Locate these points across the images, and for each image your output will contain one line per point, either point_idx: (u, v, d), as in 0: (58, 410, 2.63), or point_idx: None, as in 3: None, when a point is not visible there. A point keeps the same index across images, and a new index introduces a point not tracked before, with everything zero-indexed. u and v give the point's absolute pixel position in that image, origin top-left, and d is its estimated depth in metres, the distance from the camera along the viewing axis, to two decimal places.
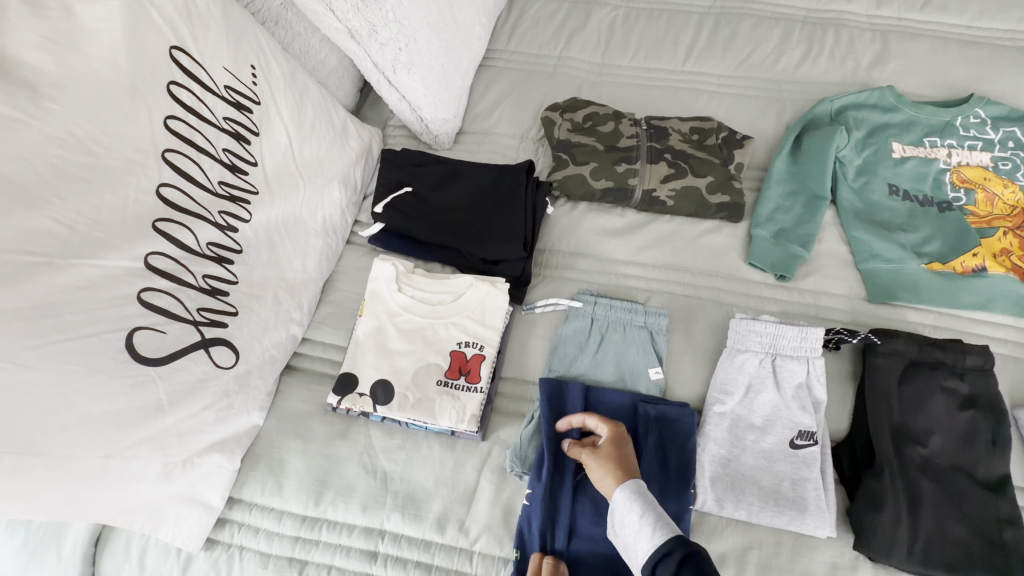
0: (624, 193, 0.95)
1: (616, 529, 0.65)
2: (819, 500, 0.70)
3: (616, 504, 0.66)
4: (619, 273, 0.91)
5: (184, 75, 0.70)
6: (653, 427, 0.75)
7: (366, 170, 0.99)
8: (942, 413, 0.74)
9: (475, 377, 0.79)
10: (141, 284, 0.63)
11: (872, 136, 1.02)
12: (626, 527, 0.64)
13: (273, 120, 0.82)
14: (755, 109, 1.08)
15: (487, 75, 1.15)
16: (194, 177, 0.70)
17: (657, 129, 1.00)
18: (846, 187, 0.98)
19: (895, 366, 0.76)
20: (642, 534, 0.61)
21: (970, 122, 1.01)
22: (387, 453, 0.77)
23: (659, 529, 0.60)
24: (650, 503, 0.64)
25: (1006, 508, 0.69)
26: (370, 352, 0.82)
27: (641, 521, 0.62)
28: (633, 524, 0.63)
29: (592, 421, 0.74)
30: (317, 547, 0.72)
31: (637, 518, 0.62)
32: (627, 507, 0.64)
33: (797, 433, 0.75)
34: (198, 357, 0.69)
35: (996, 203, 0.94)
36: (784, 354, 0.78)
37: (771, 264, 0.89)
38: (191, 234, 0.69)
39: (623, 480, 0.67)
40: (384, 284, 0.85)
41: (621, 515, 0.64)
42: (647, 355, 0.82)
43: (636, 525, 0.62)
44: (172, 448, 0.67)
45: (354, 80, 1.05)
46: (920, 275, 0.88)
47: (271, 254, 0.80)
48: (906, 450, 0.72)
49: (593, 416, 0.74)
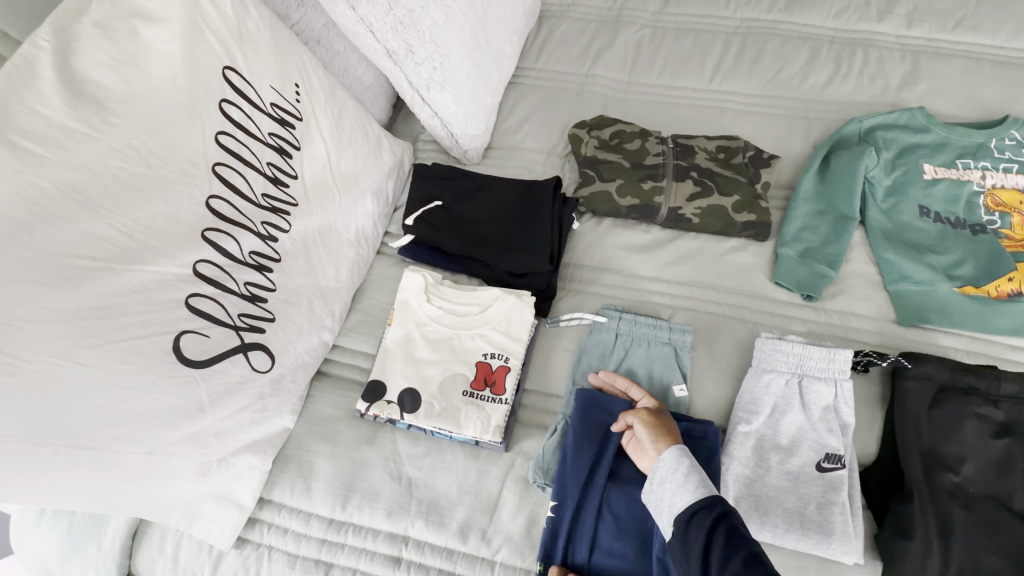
0: (650, 210, 0.96)
1: (654, 483, 0.68)
2: (845, 525, 0.69)
3: (661, 462, 0.68)
4: (644, 289, 0.92)
5: (234, 93, 0.74)
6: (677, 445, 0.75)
7: (398, 183, 1.02)
8: (975, 441, 0.73)
9: (500, 388, 0.80)
10: (188, 290, 0.66)
11: (902, 157, 1.01)
12: (665, 483, 0.67)
13: (314, 136, 0.86)
14: (782, 128, 1.08)
15: (515, 92, 1.18)
16: (240, 189, 0.74)
17: (683, 148, 1.01)
18: (875, 208, 0.97)
19: (926, 391, 0.75)
20: (683, 489, 0.64)
21: (1005, 144, 1.00)
22: (412, 460, 0.79)
23: (701, 485, 0.64)
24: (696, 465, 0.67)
25: None
26: (398, 361, 0.84)
27: (684, 479, 0.65)
28: (674, 480, 0.66)
29: (635, 391, 0.79)
30: (343, 550, 0.74)
31: (682, 474, 0.66)
32: (671, 462, 0.67)
33: (824, 456, 0.74)
34: (237, 360, 0.72)
35: None
36: (811, 375, 0.78)
37: (798, 283, 0.89)
38: (235, 243, 0.72)
39: (670, 442, 0.70)
40: (413, 294, 0.87)
41: (662, 472, 0.67)
42: (671, 371, 0.82)
43: (678, 480, 0.65)
44: (210, 447, 0.70)
45: (388, 96, 1.09)
46: (952, 298, 0.87)
47: (307, 262, 0.83)
48: (937, 476, 0.71)
49: (638, 388, 0.79)
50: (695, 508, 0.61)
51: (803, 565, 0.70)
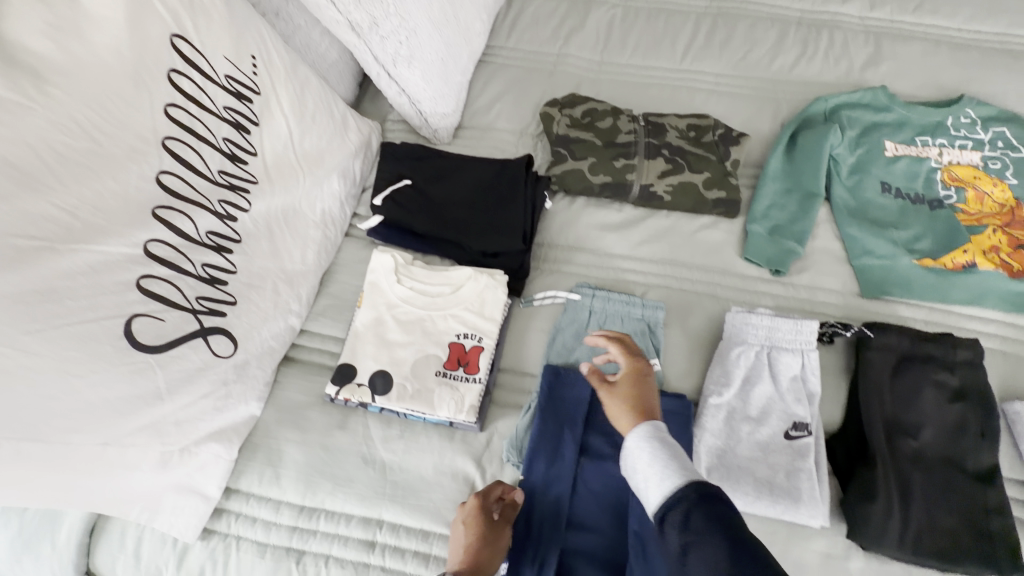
0: (622, 189, 0.96)
1: (629, 472, 0.61)
2: (812, 491, 0.71)
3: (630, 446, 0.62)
4: (617, 267, 0.92)
5: (185, 64, 0.70)
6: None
7: (366, 163, 0.99)
8: (934, 406, 0.75)
9: (474, 368, 0.79)
10: (142, 272, 0.63)
11: (865, 135, 1.03)
12: (637, 472, 0.59)
13: (273, 111, 0.82)
14: (751, 108, 1.09)
15: (486, 71, 1.15)
16: (194, 165, 0.70)
17: (655, 126, 1.01)
18: (840, 185, 0.99)
19: (888, 360, 0.77)
20: (653, 481, 0.56)
21: (961, 122, 1.03)
22: (385, 443, 0.77)
23: (670, 477, 0.55)
24: (669, 449, 0.59)
25: (995, 499, 0.70)
26: (369, 344, 0.81)
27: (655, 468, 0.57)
28: (644, 470, 0.58)
29: (613, 349, 0.71)
30: (315, 536, 0.72)
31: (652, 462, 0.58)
32: (642, 445, 0.60)
33: (792, 425, 0.76)
34: (196, 345, 0.69)
35: (986, 202, 0.96)
36: (779, 346, 0.80)
37: (766, 259, 0.90)
38: (191, 222, 0.69)
39: (640, 422, 0.63)
40: (383, 275, 0.85)
41: (634, 460, 0.60)
42: (644, 347, 0.83)
43: (647, 470, 0.57)
44: (170, 437, 0.67)
45: (354, 73, 1.05)
46: (912, 270, 0.89)
47: (271, 244, 0.80)
48: (898, 441, 0.73)
49: (618, 346, 0.71)
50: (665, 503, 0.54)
51: (773, 531, 0.71)
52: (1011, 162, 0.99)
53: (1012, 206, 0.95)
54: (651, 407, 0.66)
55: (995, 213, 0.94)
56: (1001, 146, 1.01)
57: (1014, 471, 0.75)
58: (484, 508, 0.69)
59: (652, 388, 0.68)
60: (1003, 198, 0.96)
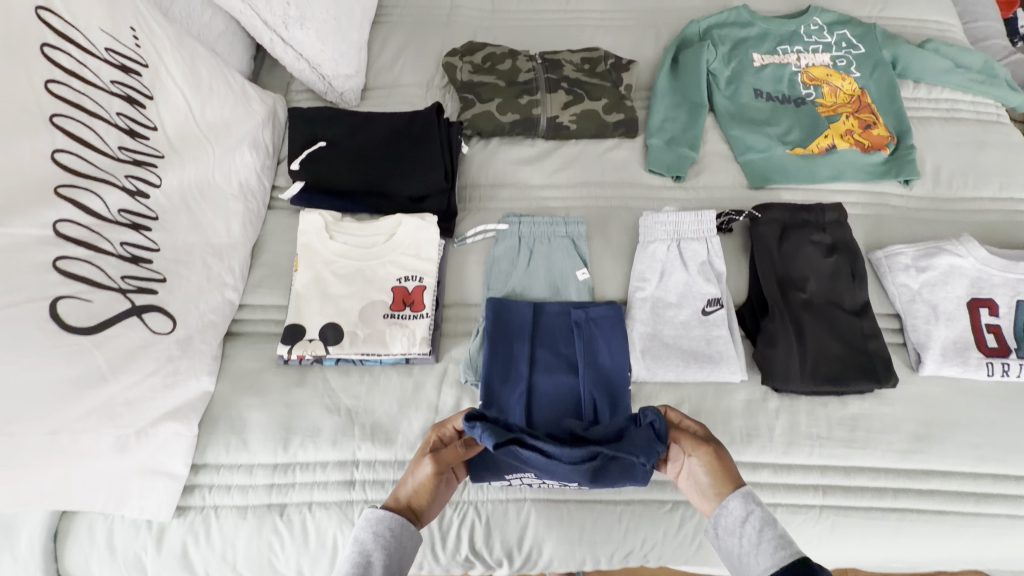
0: (531, 123, 1.02)
1: (723, 535, 0.58)
2: (730, 351, 0.83)
3: (724, 510, 0.59)
4: (538, 197, 0.99)
5: (56, 36, 0.65)
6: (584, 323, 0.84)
7: (275, 133, 0.98)
8: (815, 263, 0.89)
9: (420, 305, 0.83)
10: (56, 253, 0.61)
11: (735, 50, 1.15)
12: (734, 533, 0.57)
13: (165, 84, 0.79)
14: (635, 36, 1.18)
15: (383, 30, 1.16)
16: (91, 143, 0.67)
17: (551, 62, 1.07)
18: (720, 95, 1.11)
19: (774, 231, 0.90)
20: (760, 551, 0.53)
21: (811, 29, 1.18)
22: (347, 390, 0.80)
23: None
24: None
25: (869, 325, 0.85)
26: (313, 301, 0.83)
27: (372, 551, 0.55)
28: None
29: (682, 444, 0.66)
30: (294, 488, 0.74)
31: (352, 552, 0.55)
32: (746, 510, 0.57)
33: (706, 302, 0.87)
34: (132, 324, 0.68)
35: (838, 94, 1.11)
36: (686, 238, 0.90)
37: (667, 167, 1.00)
38: (99, 200, 0.67)
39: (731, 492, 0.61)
40: (315, 235, 0.86)
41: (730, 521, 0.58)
42: (573, 259, 0.90)
43: None
44: (122, 418, 0.67)
45: (246, 44, 1.02)
46: (787, 158, 1.03)
47: (191, 219, 0.79)
48: (790, 295, 0.86)
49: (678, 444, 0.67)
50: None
51: (704, 391, 0.83)
52: (853, 58, 1.15)
53: (859, 96, 1.11)
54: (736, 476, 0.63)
55: (847, 103, 1.10)
56: (845, 46, 1.16)
57: (884, 307, 0.91)
58: (439, 460, 0.65)
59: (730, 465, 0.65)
60: (851, 89, 1.12)
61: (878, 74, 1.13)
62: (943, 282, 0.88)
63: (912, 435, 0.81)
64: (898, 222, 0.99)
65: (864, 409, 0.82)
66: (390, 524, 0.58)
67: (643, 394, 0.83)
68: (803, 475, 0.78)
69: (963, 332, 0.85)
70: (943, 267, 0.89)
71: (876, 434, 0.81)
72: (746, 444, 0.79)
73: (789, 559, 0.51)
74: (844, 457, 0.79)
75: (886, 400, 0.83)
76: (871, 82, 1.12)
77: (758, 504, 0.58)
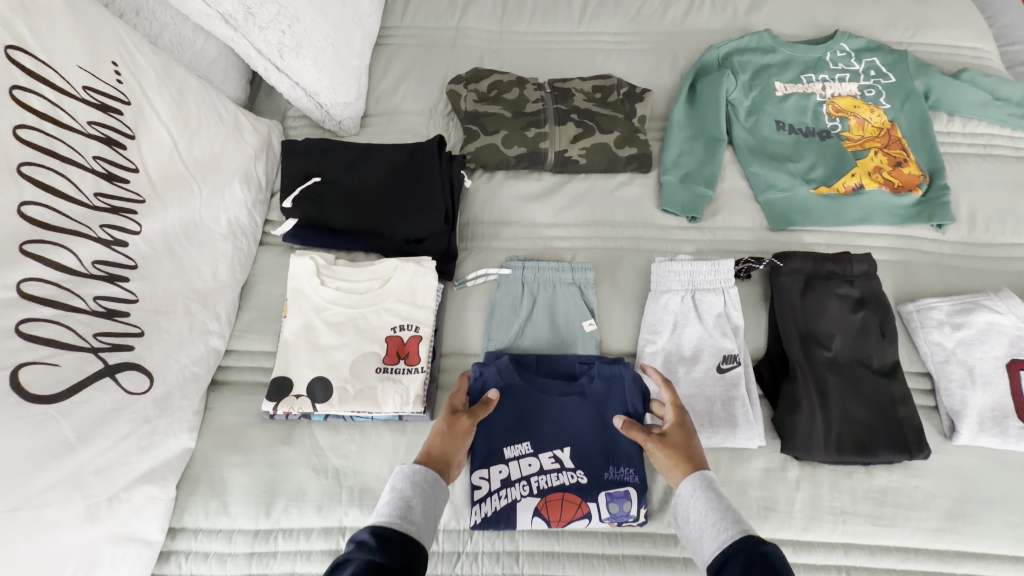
0: (538, 157, 0.96)
1: (679, 521, 0.62)
2: (747, 414, 0.77)
3: (680, 497, 0.62)
4: (543, 236, 0.93)
5: (28, 77, 0.61)
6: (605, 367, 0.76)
7: (269, 165, 0.93)
8: (840, 318, 0.82)
9: (415, 358, 0.78)
10: (20, 316, 0.57)
11: (757, 78, 1.08)
12: (691, 519, 0.60)
13: (149, 121, 0.74)
14: (651, 62, 1.12)
15: (385, 53, 1.11)
16: (63, 191, 0.63)
17: (561, 91, 1.01)
18: (740, 127, 1.04)
19: (797, 282, 0.84)
20: (709, 532, 0.57)
21: (838, 56, 1.10)
22: (336, 449, 0.75)
23: None
24: None
25: (899, 389, 0.79)
26: (302, 352, 0.78)
27: (411, 499, 0.57)
28: None
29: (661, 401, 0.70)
30: (275, 557, 0.70)
31: (387, 498, 0.57)
32: (695, 492, 0.61)
33: (722, 358, 0.81)
34: (104, 385, 0.63)
35: (866, 127, 1.03)
36: (701, 288, 0.85)
37: (682, 207, 0.94)
38: (71, 254, 0.63)
39: (689, 471, 0.63)
40: (305, 279, 0.81)
41: (685, 510, 0.61)
42: (579, 308, 0.85)
43: None
44: (92, 487, 0.62)
45: (241, 70, 0.97)
46: (810, 199, 0.96)
47: (174, 264, 0.74)
48: (814, 353, 0.80)
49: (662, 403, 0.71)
50: (723, 555, 0.54)
51: (718, 457, 0.77)
52: (883, 88, 1.07)
53: (888, 129, 1.03)
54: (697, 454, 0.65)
55: (875, 137, 1.02)
56: (874, 75, 1.09)
57: (914, 365, 0.84)
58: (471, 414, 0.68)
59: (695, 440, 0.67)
60: (880, 122, 1.04)
61: (910, 105, 1.05)
62: (981, 342, 0.81)
63: (945, 512, 0.74)
64: (929, 271, 0.92)
65: (891, 482, 0.76)
66: (425, 475, 0.60)
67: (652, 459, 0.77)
68: (825, 555, 0.72)
69: (1002, 398, 0.78)
70: (981, 325, 0.82)
71: (905, 510, 0.74)
72: (762, 519, 0.73)
73: (734, 537, 0.55)
74: (869, 536, 0.73)
75: (916, 472, 0.77)
76: (902, 114, 1.05)
77: (708, 487, 0.60)
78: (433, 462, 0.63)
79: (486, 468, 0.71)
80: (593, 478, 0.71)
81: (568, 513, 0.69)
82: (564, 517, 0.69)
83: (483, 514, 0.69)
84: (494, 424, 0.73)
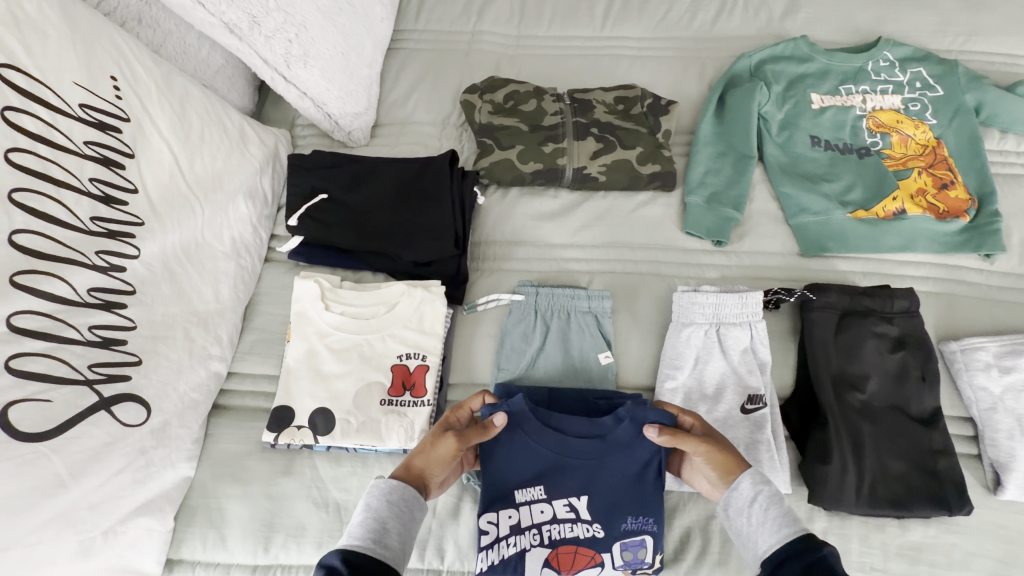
0: (555, 174, 0.91)
1: (729, 512, 0.59)
2: (772, 461, 0.72)
3: (735, 491, 0.59)
4: (559, 258, 0.89)
5: (21, 97, 0.58)
6: (636, 414, 0.69)
7: (276, 179, 0.90)
8: (876, 358, 0.77)
9: (421, 390, 0.75)
10: (9, 351, 0.54)
11: (791, 89, 1.01)
12: (745, 511, 0.57)
13: (150, 138, 0.71)
14: (676, 71, 1.06)
15: (397, 59, 1.06)
16: (58, 217, 0.60)
17: (581, 103, 0.96)
18: (771, 143, 0.98)
19: (830, 318, 0.78)
20: (769, 525, 0.54)
21: (880, 66, 1.02)
22: (337, 483, 0.73)
23: None
24: None
25: (939, 438, 0.73)
26: (304, 379, 0.75)
27: (387, 519, 0.54)
28: None
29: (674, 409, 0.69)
30: None
31: (362, 517, 0.54)
32: (756, 489, 0.58)
33: (746, 398, 0.76)
34: (99, 418, 0.61)
35: (909, 144, 0.96)
36: (726, 322, 0.80)
37: (707, 231, 0.89)
38: (65, 283, 0.60)
39: (738, 468, 0.61)
40: (309, 303, 0.78)
41: (740, 501, 0.58)
42: (595, 339, 0.81)
43: None
44: (86, 523, 0.59)
45: (248, 78, 0.93)
46: (847, 223, 0.89)
47: (174, 287, 0.72)
48: (847, 397, 0.74)
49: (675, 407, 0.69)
50: (781, 551, 0.51)
51: None
52: (929, 102, 0.99)
53: (934, 146, 0.96)
54: (736, 451, 0.63)
55: (920, 155, 0.95)
56: (920, 86, 1.01)
57: (955, 410, 0.78)
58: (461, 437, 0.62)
59: (725, 439, 0.66)
60: (925, 139, 0.96)
61: (958, 121, 0.97)
62: None
63: None
64: (974, 306, 0.85)
65: (928, 539, 0.70)
66: (402, 493, 0.57)
67: (668, 505, 0.73)
68: None
69: None
70: None
71: (942, 571, 0.69)
72: None
73: (797, 535, 0.52)
74: None
75: (957, 528, 0.71)
76: (949, 131, 0.97)
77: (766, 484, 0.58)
78: (409, 477, 0.60)
79: (494, 513, 0.67)
80: (609, 531, 0.67)
81: (581, 564, 0.65)
82: (576, 566, 0.66)
83: (490, 562, 0.65)
84: (505, 467, 0.69)
